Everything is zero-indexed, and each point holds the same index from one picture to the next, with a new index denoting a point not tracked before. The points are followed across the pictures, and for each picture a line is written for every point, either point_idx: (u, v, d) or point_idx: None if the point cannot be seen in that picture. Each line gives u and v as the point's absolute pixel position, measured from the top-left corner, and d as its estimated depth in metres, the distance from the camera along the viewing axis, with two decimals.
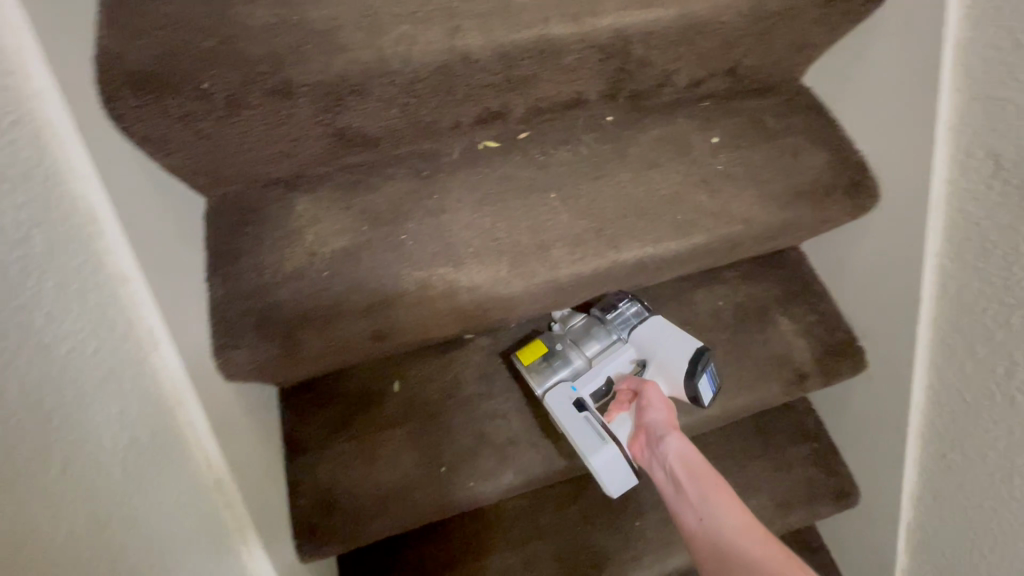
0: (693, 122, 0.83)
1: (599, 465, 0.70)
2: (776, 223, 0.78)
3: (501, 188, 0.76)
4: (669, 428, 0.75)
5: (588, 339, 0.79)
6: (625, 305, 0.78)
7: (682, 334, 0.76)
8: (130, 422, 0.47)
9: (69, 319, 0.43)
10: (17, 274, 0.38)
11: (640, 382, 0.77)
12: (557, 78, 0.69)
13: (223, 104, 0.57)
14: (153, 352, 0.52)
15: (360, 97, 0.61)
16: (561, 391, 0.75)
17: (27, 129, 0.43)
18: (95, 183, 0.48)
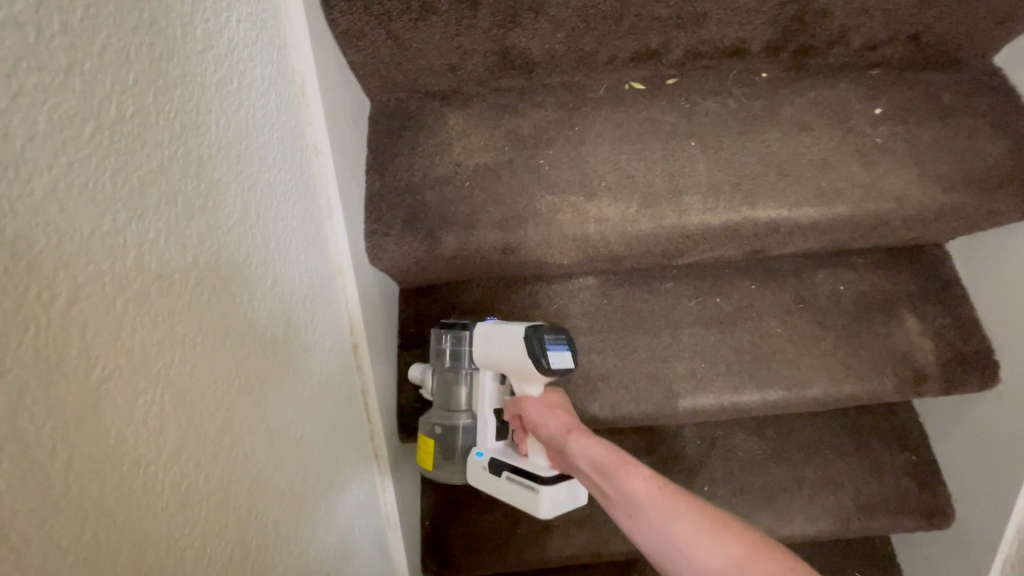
0: (858, 89, 0.78)
1: (550, 512, 0.65)
2: (932, 206, 0.73)
3: (642, 130, 0.77)
4: (565, 432, 0.62)
5: (452, 394, 0.78)
6: (449, 340, 0.77)
7: (502, 331, 0.69)
8: (310, 270, 0.55)
9: (284, 169, 0.51)
10: (258, 116, 0.46)
11: (517, 401, 0.70)
12: (728, 18, 0.69)
13: (417, 7, 0.63)
14: (328, 219, 0.61)
15: (535, 16, 0.66)
16: (473, 466, 0.75)
17: (273, 2, 0.50)
18: (310, 62, 0.56)
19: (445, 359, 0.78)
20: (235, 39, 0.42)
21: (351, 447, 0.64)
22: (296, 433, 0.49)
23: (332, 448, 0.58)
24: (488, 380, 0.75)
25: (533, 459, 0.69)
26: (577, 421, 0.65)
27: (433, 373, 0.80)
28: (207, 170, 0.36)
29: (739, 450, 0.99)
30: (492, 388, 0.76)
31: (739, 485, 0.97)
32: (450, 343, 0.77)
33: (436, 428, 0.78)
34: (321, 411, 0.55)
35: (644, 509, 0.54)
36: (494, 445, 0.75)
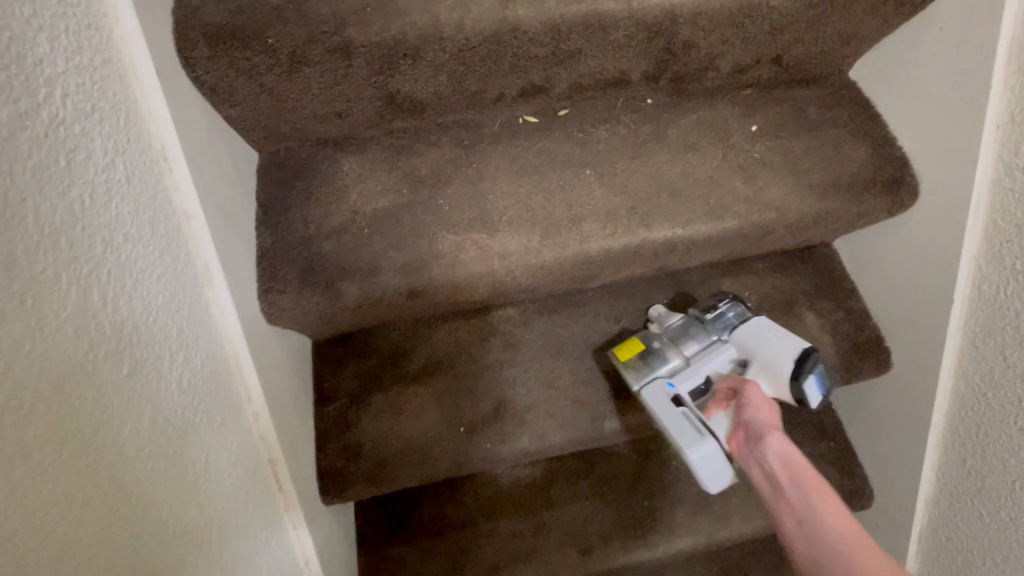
0: (734, 109, 0.83)
1: (698, 458, 0.72)
2: (811, 212, 0.79)
3: (539, 162, 0.78)
4: (772, 427, 0.70)
5: (687, 338, 0.81)
6: (726, 305, 0.82)
7: (785, 334, 0.76)
8: (186, 342, 0.52)
9: (142, 241, 0.47)
10: (101, 193, 0.42)
11: (740, 381, 0.76)
12: (602, 55, 0.71)
13: (286, 60, 0.61)
14: (208, 285, 0.57)
15: (412, 61, 0.65)
16: (656, 386, 0.78)
17: (114, 67, 0.47)
18: (169, 128, 0.53)
19: (710, 316, 0.82)
20: (63, 116, 0.39)
21: (255, 525, 0.60)
22: (174, 526, 0.45)
23: (229, 531, 0.54)
24: (728, 354, 0.79)
25: (717, 426, 0.75)
26: (779, 424, 0.73)
27: (686, 317, 0.83)
28: (22, 266, 0.33)
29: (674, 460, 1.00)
30: (727, 363, 0.79)
31: (678, 494, 0.98)
32: (730, 308, 0.82)
33: (653, 343, 0.81)
34: (212, 494, 0.51)
35: (812, 507, 0.65)
36: (688, 392, 0.78)
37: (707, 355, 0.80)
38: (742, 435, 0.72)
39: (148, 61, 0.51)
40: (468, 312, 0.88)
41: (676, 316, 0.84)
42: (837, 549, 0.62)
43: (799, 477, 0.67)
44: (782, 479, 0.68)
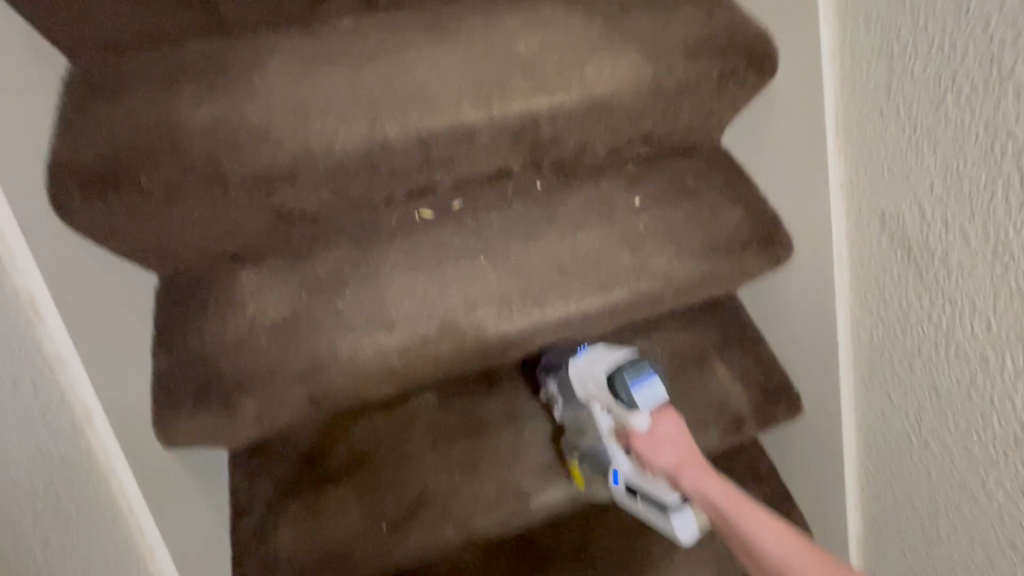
0: (617, 184, 0.90)
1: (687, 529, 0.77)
2: (695, 275, 0.84)
3: (434, 254, 0.81)
4: (723, 489, 0.73)
5: (576, 426, 0.83)
6: (550, 377, 0.84)
7: (583, 373, 0.79)
8: (62, 496, 0.58)
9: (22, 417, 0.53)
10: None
11: (656, 444, 0.75)
12: (476, 159, 0.75)
13: (163, 196, 0.64)
14: (90, 431, 0.63)
15: (292, 183, 0.68)
16: (613, 490, 0.83)
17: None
18: (43, 283, 0.59)
19: (557, 399, 0.85)
20: None
21: None
22: None
23: None
24: (598, 412, 0.79)
25: (654, 485, 0.78)
26: (683, 443, 0.75)
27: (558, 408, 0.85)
28: None
29: (614, 526, 0.99)
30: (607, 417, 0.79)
31: (621, 561, 0.97)
32: (556, 384, 0.84)
33: (575, 455, 0.84)
34: None
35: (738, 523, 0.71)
36: (628, 470, 0.81)
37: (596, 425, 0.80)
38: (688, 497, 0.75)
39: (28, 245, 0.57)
40: (385, 402, 0.88)
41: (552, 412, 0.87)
42: (784, 564, 0.68)
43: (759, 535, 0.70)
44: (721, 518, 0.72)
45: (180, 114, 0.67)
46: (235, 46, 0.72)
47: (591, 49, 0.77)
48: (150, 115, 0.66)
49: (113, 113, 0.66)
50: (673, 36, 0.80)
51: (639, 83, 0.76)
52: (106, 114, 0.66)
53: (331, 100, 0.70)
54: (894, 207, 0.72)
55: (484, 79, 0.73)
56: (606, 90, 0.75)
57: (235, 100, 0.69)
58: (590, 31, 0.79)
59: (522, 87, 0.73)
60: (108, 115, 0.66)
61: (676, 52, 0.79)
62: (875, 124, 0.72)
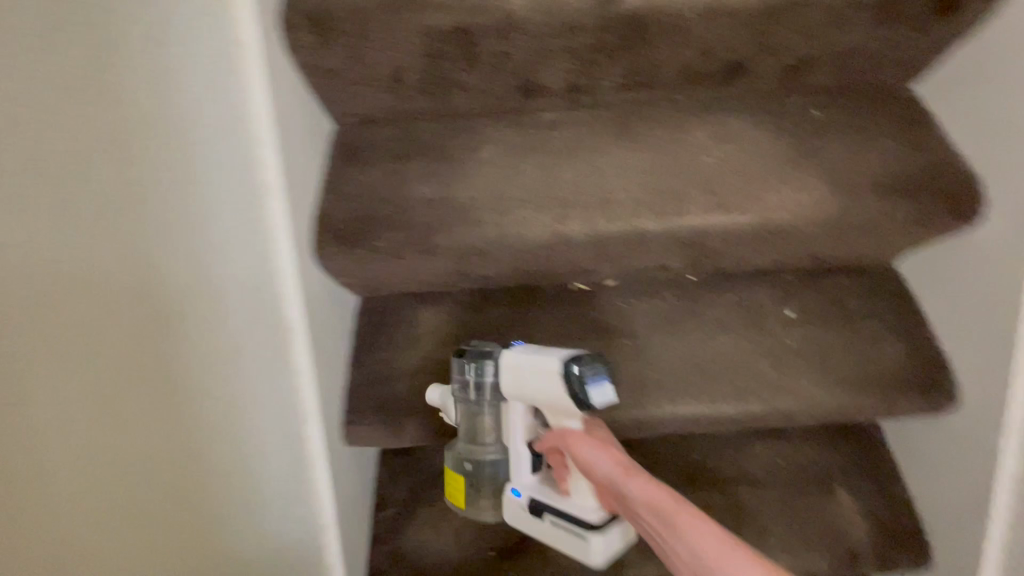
0: (770, 293, 0.92)
1: (600, 559, 0.78)
2: (837, 406, 0.84)
3: (584, 329, 0.91)
4: (622, 475, 0.72)
5: (479, 427, 0.81)
6: (489, 377, 0.77)
7: (546, 371, 0.71)
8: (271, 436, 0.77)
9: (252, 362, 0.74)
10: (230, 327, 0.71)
11: (562, 435, 0.76)
12: (646, 261, 0.81)
13: (388, 255, 0.79)
14: (308, 432, 0.77)
15: (483, 258, 0.79)
16: (510, 506, 0.83)
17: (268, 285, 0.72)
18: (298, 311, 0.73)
19: (471, 392, 0.78)
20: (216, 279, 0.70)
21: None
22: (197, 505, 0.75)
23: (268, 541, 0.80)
24: (520, 411, 0.80)
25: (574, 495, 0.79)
26: (630, 461, 0.74)
27: (456, 403, 0.81)
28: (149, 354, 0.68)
29: None
30: (526, 418, 0.81)
31: None
32: (473, 372, 0.77)
33: (466, 466, 0.83)
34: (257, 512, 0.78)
35: (684, 536, 0.69)
36: (528, 483, 0.83)
37: (514, 430, 0.81)
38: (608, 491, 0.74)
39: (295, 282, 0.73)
40: None
41: (451, 409, 0.80)
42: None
43: (709, 558, 0.67)
44: (654, 517, 0.71)
45: (409, 188, 0.82)
46: (458, 132, 0.86)
47: (777, 175, 0.80)
48: (389, 186, 0.82)
49: (361, 178, 0.83)
50: (867, 171, 0.79)
51: (820, 214, 0.77)
52: (356, 178, 0.83)
53: (527, 191, 0.81)
54: None
55: (666, 189, 0.79)
56: (786, 220, 0.77)
57: (453, 180, 0.82)
58: (778, 154, 0.81)
59: (701, 203, 0.78)
60: (357, 180, 0.83)
61: (868, 190, 0.78)
62: None
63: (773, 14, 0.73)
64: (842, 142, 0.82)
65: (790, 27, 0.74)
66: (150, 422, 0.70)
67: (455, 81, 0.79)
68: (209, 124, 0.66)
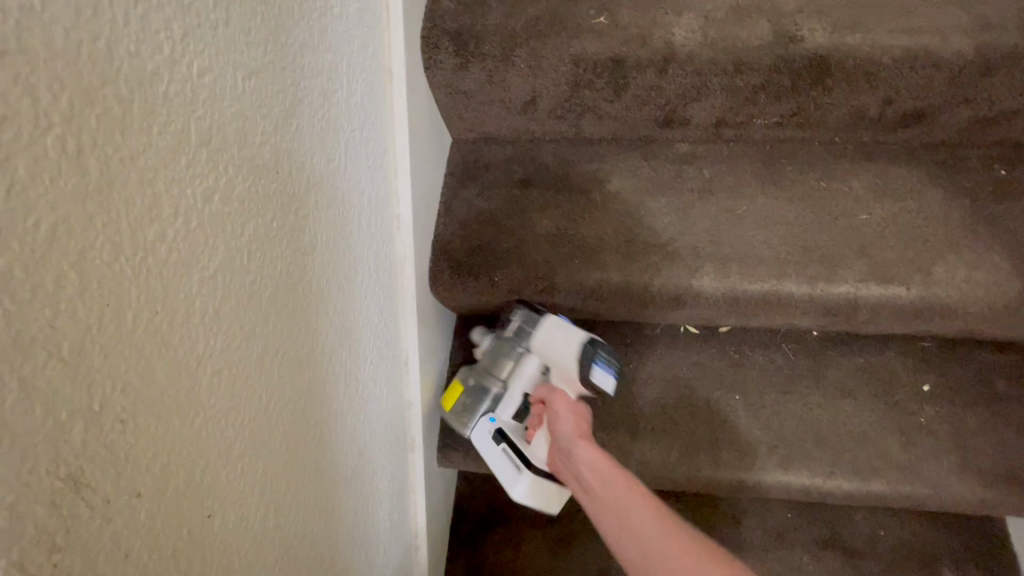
0: (904, 360, 0.84)
1: (521, 495, 0.78)
2: (970, 498, 0.77)
3: (692, 377, 0.86)
4: (577, 438, 0.68)
5: (499, 362, 0.77)
6: (512, 317, 0.74)
7: (564, 332, 0.71)
8: (395, 480, 0.70)
9: (390, 398, 0.67)
10: (380, 350, 0.63)
11: (549, 391, 0.73)
12: (778, 321, 0.74)
13: (504, 291, 0.75)
14: (412, 483, 0.76)
15: (603, 304, 0.75)
16: (478, 427, 0.77)
17: (397, 336, 0.68)
18: (416, 368, 0.71)
19: (507, 332, 0.76)
20: (372, 282, 0.59)
21: None
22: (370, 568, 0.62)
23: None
24: (532, 365, 0.74)
25: (532, 447, 0.76)
26: (590, 431, 0.70)
27: (494, 335, 0.78)
28: (348, 384, 0.54)
29: None
30: (534, 374, 0.75)
31: None
32: (519, 320, 0.74)
33: (469, 381, 0.78)
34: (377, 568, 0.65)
35: (635, 524, 0.61)
36: (508, 420, 0.77)
37: (519, 378, 0.75)
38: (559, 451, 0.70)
39: (415, 337, 0.71)
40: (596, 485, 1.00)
41: (486, 338, 0.79)
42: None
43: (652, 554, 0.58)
44: (604, 493, 0.64)
45: (530, 218, 0.77)
46: (586, 159, 0.81)
47: (947, 242, 0.70)
48: (509, 215, 0.78)
49: (480, 204, 0.79)
50: None
51: (999, 297, 0.67)
52: (476, 203, 0.79)
53: (657, 235, 0.75)
54: None
55: (815, 248, 0.72)
56: (953, 297, 0.68)
57: (578, 215, 0.77)
58: (950, 218, 0.72)
59: (856, 270, 0.70)
60: (478, 205, 0.79)
61: None
62: None
63: (987, 64, 0.62)
64: None
65: (1002, 79, 0.63)
66: (295, 495, 0.43)
67: (593, 110, 0.72)
68: (374, 113, 0.57)
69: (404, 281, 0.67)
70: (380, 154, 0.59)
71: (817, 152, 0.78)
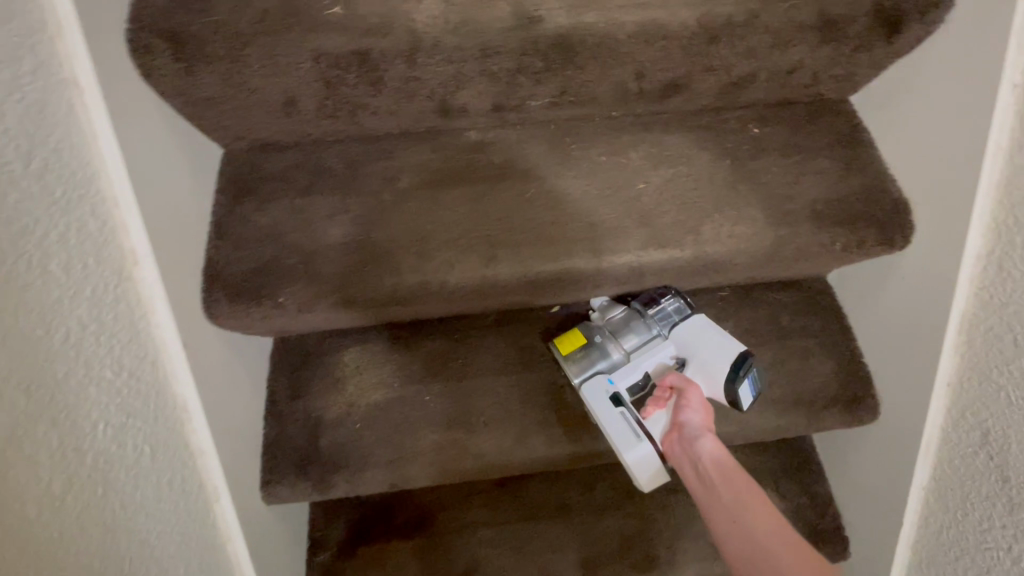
0: (707, 312, 0.89)
1: (633, 461, 0.75)
2: (770, 426, 0.85)
3: (522, 360, 0.86)
4: (705, 430, 0.76)
5: (627, 332, 0.79)
6: (668, 302, 0.79)
7: (723, 336, 0.76)
8: (188, 535, 0.63)
9: (158, 453, 0.59)
10: (136, 400, 0.56)
11: (684, 381, 0.77)
12: (578, 297, 0.76)
13: (294, 310, 0.69)
14: (224, 528, 0.69)
15: (406, 306, 0.71)
16: (599, 384, 0.77)
17: (156, 380, 0.59)
18: (195, 405, 0.64)
19: (651, 313, 0.79)
20: (102, 331, 0.52)
21: None
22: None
23: None
24: (668, 350, 0.78)
25: (651, 424, 0.78)
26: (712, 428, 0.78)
27: (630, 306, 0.81)
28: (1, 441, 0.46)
29: None
30: (666, 362, 0.79)
31: None
32: (673, 306, 0.79)
33: (597, 337, 0.79)
34: None
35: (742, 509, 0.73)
36: (626, 389, 0.78)
37: (646, 353, 0.79)
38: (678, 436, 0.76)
39: (187, 373, 0.63)
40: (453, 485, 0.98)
41: (620, 307, 0.81)
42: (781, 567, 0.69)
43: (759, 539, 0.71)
44: (716, 478, 0.74)
45: (315, 228, 0.72)
46: (372, 157, 0.77)
47: (712, 201, 0.76)
48: (291, 227, 0.72)
49: (259, 219, 0.72)
50: (804, 194, 0.76)
51: (757, 246, 0.74)
52: (254, 218, 0.72)
53: (450, 229, 0.73)
54: (1001, 432, 0.69)
55: (598, 223, 0.74)
56: (720, 252, 0.73)
57: (367, 218, 0.73)
58: (714, 178, 0.77)
59: (636, 239, 0.73)
60: (256, 220, 0.72)
61: (802, 216, 0.75)
62: (1003, 348, 0.67)
63: (710, 34, 0.67)
64: (779, 163, 0.78)
65: (728, 46, 0.68)
66: None
67: (361, 106, 0.68)
68: (57, 139, 0.49)
69: (155, 315, 0.59)
70: (78, 182, 0.51)
71: (598, 127, 0.80)
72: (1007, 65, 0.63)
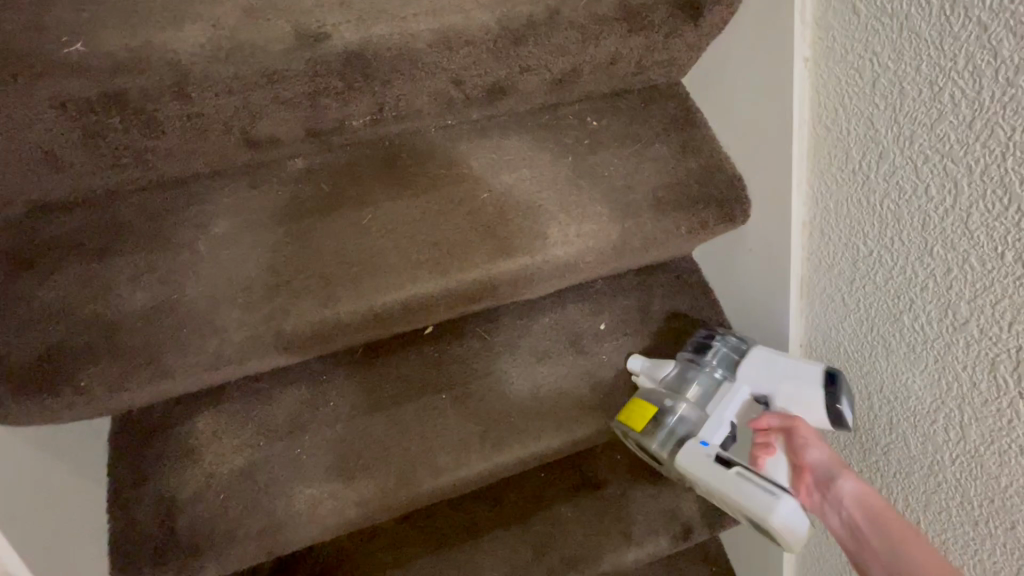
0: (583, 307, 0.88)
1: (782, 520, 0.63)
2: None
3: (397, 391, 0.81)
4: (838, 466, 0.67)
5: (690, 384, 0.77)
6: (719, 340, 0.78)
7: (797, 360, 0.73)
8: None
9: None
10: None
11: (782, 415, 0.73)
12: (436, 320, 0.72)
13: (102, 392, 0.61)
14: None
15: (240, 364, 0.64)
16: (693, 451, 0.71)
17: None
18: None
19: (709, 356, 0.78)
20: None
21: None
22: None
23: None
24: (743, 393, 0.76)
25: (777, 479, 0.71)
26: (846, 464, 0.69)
27: (683, 359, 0.80)
28: None
29: None
30: (744, 395, 0.76)
31: None
32: (723, 344, 0.78)
33: (665, 402, 0.76)
34: None
35: (900, 549, 0.60)
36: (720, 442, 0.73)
37: (723, 401, 0.76)
38: (810, 480, 0.69)
39: None
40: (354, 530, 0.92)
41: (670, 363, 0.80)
42: None
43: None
44: (867, 524, 0.64)
45: (116, 294, 0.63)
46: (181, 205, 0.67)
47: (557, 201, 0.74)
48: (87, 295, 0.62)
49: (46, 292, 0.62)
50: (644, 182, 0.76)
51: (606, 242, 0.73)
52: (39, 292, 0.62)
53: (280, 272, 0.66)
54: (846, 384, 0.73)
55: (442, 242, 0.70)
56: (570, 254, 0.72)
57: (179, 273, 0.64)
58: (558, 177, 0.75)
59: (483, 252, 0.70)
60: (41, 295, 0.62)
61: (645, 205, 0.75)
62: (836, 307, 0.71)
63: (516, 35, 0.65)
64: (622, 152, 0.77)
65: (540, 45, 0.66)
66: None
67: (146, 151, 0.60)
68: None
69: None
70: None
71: (434, 140, 0.75)
72: (797, 40, 0.65)
